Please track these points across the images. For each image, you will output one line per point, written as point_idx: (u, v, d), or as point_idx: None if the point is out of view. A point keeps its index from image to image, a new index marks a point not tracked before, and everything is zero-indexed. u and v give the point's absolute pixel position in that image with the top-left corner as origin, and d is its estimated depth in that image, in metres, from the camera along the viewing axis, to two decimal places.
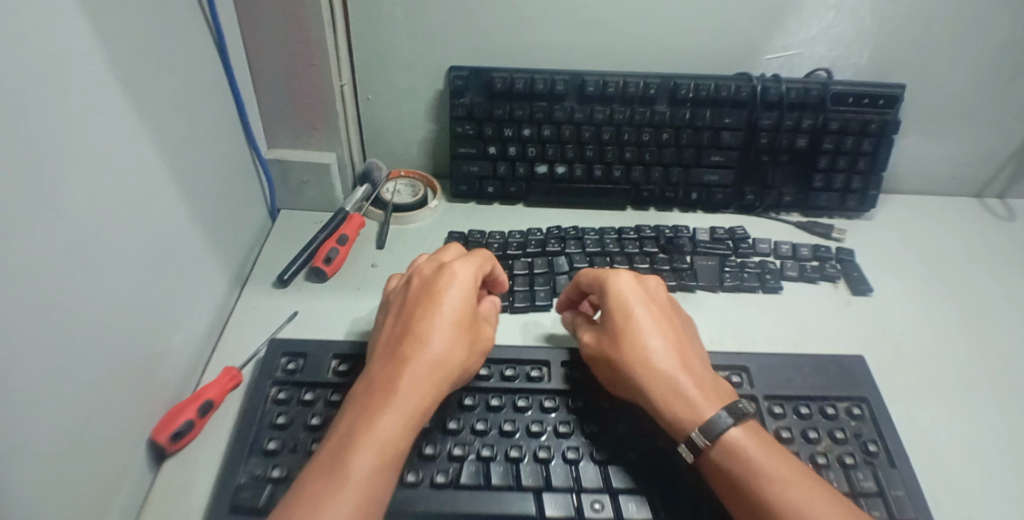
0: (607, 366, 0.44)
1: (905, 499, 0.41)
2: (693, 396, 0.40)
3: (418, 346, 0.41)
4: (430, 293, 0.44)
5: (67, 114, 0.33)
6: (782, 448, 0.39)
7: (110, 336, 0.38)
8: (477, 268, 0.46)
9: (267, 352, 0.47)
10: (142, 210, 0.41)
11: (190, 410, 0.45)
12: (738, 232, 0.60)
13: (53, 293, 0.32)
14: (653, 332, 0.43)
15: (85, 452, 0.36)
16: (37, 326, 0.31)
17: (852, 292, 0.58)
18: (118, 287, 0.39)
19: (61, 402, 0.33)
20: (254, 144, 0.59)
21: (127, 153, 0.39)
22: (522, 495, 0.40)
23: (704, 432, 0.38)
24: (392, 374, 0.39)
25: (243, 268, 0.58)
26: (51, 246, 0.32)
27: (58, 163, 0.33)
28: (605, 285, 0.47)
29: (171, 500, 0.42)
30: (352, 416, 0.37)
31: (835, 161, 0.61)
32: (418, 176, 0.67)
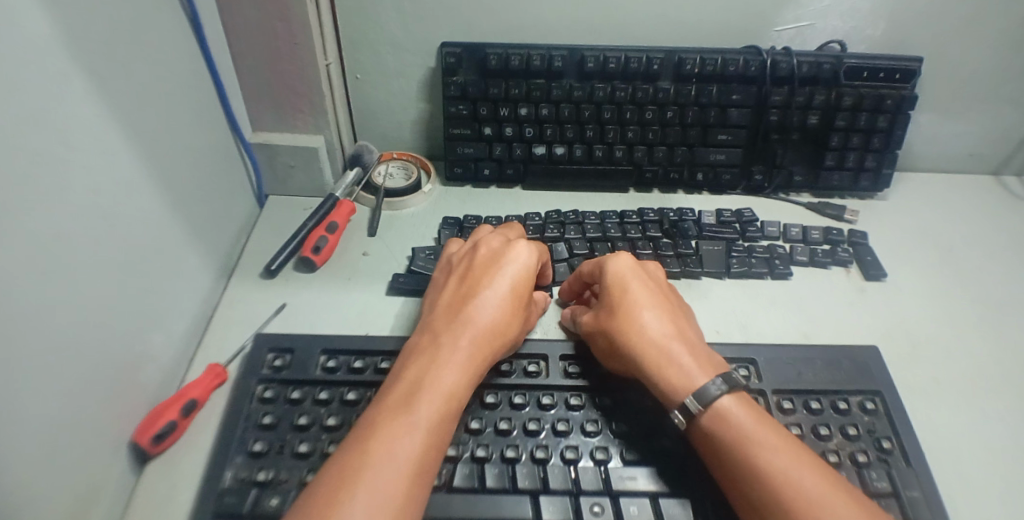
0: (602, 337, 0.44)
1: (921, 500, 0.39)
2: (689, 364, 0.40)
3: (483, 309, 0.42)
4: (495, 261, 0.46)
5: (26, 103, 0.31)
6: (773, 419, 0.39)
7: (82, 342, 0.36)
8: (539, 247, 0.48)
9: (252, 348, 0.46)
10: (113, 203, 0.39)
11: (172, 411, 0.43)
12: (746, 214, 0.57)
13: (26, 296, 0.31)
14: (649, 303, 0.44)
15: (61, 464, 0.34)
16: (7, 337, 0.29)
17: (865, 277, 0.55)
18: (92, 286, 0.37)
19: (36, 411, 0.31)
20: (236, 128, 0.56)
21: (95, 142, 0.37)
22: (518, 500, 0.38)
23: (695, 398, 0.38)
24: (458, 330, 0.41)
25: (229, 259, 0.56)
26: (19, 247, 0.30)
27: (11, 162, 0.29)
28: (601, 263, 0.47)
29: (155, 505, 0.41)
30: (419, 364, 0.39)
31: (848, 140, 0.58)
32: (412, 158, 0.64)
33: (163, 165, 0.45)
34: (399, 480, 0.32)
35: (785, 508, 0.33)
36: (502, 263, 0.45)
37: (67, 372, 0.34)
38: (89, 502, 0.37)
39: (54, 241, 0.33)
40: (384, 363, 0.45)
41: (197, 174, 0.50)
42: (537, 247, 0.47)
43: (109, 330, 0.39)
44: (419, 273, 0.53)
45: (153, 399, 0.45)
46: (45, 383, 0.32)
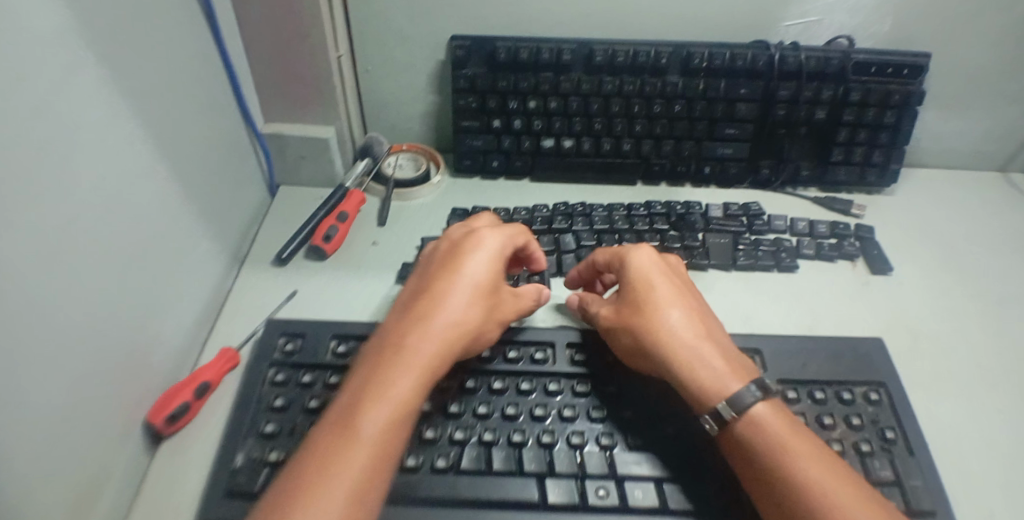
0: (626, 334, 0.43)
1: (922, 489, 0.41)
2: (721, 368, 0.40)
3: (433, 311, 0.40)
4: (455, 255, 0.44)
5: (42, 88, 0.31)
6: (803, 425, 0.39)
7: (87, 327, 0.36)
8: (510, 235, 0.46)
9: (265, 333, 0.48)
10: (126, 190, 0.40)
11: (186, 392, 0.45)
12: (753, 208, 0.57)
13: (42, 278, 0.32)
14: (677, 302, 0.43)
15: (69, 445, 0.35)
16: (24, 316, 0.30)
17: (871, 271, 0.56)
18: (104, 269, 0.38)
19: (51, 387, 0.33)
20: (248, 118, 0.57)
21: (109, 129, 0.38)
22: (525, 483, 0.39)
23: (731, 403, 0.38)
24: (411, 331, 0.39)
25: (241, 247, 0.57)
26: (35, 229, 0.31)
27: (19, 146, 0.30)
28: (624, 258, 0.47)
29: (166, 483, 0.43)
30: (371, 367, 0.38)
31: (856, 135, 0.58)
32: (421, 149, 0.64)
33: (173, 153, 0.46)
34: (337, 504, 0.31)
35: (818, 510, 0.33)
36: (461, 257, 0.43)
37: (73, 356, 0.35)
38: (95, 484, 0.38)
39: (64, 226, 0.34)
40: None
41: (207, 164, 0.51)
42: (502, 237, 0.45)
43: (117, 315, 0.39)
44: None
45: (164, 383, 0.45)
46: (51, 366, 0.33)
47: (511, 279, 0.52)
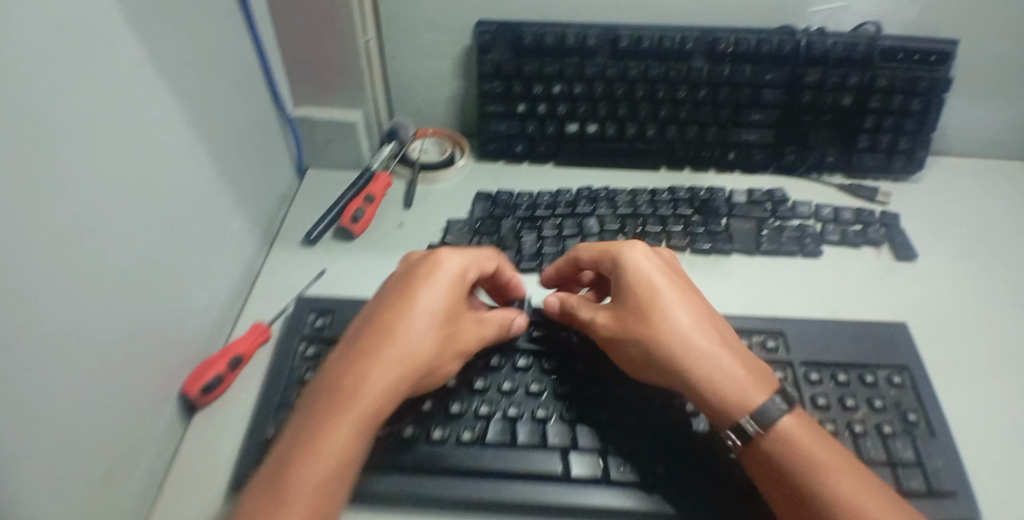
0: (635, 346, 0.40)
1: (945, 470, 0.41)
2: (742, 378, 0.38)
3: (376, 355, 0.38)
4: (407, 286, 0.41)
5: (82, 67, 0.33)
6: (833, 439, 0.37)
7: (124, 300, 0.38)
8: (471, 259, 0.43)
9: (295, 310, 0.50)
10: (162, 169, 0.41)
11: (219, 365, 0.47)
12: (778, 194, 0.57)
13: (83, 251, 0.33)
14: (682, 306, 0.41)
15: (107, 412, 0.36)
16: (65, 287, 0.32)
17: (896, 257, 0.56)
18: (141, 245, 0.39)
19: (89, 358, 0.34)
20: (278, 101, 0.58)
21: (146, 109, 0.39)
22: (550, 456, 0.39)
23: (756, 419, 0.36)
24: (353, 373, 0.37)
25: (271, 227, 0.58)
26: (79, 204, 0.33)
27: (60, 125, 0.31)
28: (618, 258, 0.43)
29: (198, 455, 0.45)
30: (312, 413, 0.36)
31: (882, 121, 0.58)
32: (446, 134, 0.65)
33: (206, 134, 0.47)
34: None
35: None
36: (413, 288, 0.41)
37: (111, 328, 0.36)
38: (132, 452, 0.40)
39: (104, 202, 0.35)
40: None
41: (238, 145, 0.52)
42: (459, 262, 0.42)
43: (152, 290, 0.41)
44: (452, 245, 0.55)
45: (197, 357, 0.47)
46: (91, 338, 0.34)
47: (534, 262, 0.53)
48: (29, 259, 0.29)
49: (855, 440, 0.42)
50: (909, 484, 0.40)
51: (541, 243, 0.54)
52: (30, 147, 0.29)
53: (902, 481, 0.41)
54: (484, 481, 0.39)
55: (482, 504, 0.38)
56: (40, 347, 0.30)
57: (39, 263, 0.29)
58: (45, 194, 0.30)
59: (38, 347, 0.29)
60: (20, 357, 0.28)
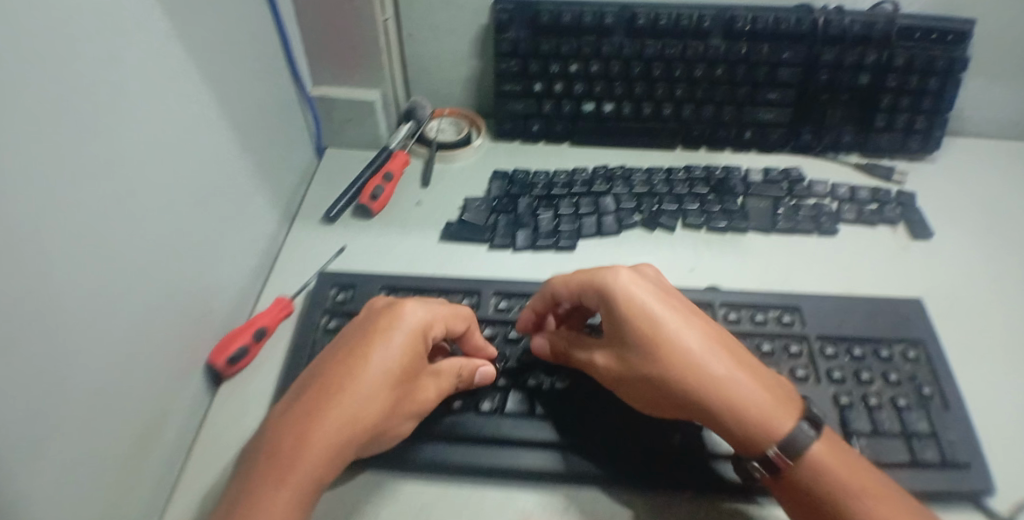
0: (648, 386, 0.39)
1: (959, 443, 0.42)
2: (763, 405, 0.37)
3: (327, 412, 0.36)
4: (364, 339, 0.39)
5: (108, 41, 0.33)
6: (861, 460, 0.37)
7: (149, 272, 0.39)
8: (435, 313, 0.42)
9: (317, 285, 0.51)
10: (186, 145, 0.42)
11: (244, 336, 0.49)
12: (794, 174, 0.58)
13: (110, 222, 0.34)
14: (686, 335, 0.39)
15: (135, 379, 0.38)
16: (94, 256, 0.33)
17: (913, 237, 0.56)
18: (166, 219, 0.40)
19: (118, 326, 0.36)
20: (298, 80, 0.58)
21: (170, 84, 0.40)
22: (562, 426, 0.43)
23: (784, 445, 0.36)
24: (300, 431, 0.35)
25: (291, 205, 0.59)
26: (106, 176, 0.34)
27: (85, 98, 0.32)
28: (609, 293, 0.41)
29: (225, 424, 0.47)
30: (252, 474, 0.34)
31: (899, 101, 0.58)
32: (462, 114, 0.66)
33: (229, 112, 0.48)
34: None
35: None
36: (371, 343, 0.39)
37: (138, 298, 0.38)
38: (160, 420, 0.41)
39: (130, 173, 0.36)
40: (463, 301, 0.50)
41: (260, 123, 0.53)
42: (420, 316, 0.41)
43: (176, 263, 0.42)
44: (470, 224, 0.55)
45: (222, 329, 0.49)
46: (119, 307, 0.36)
47: (551, 239, 0.54)
48: (58, 229, 0.30)
49: (871, 412, 0.43)
50: (923, 455, 0.41)
51: (558, 221, 0.55)
52: (54, 121, 0.29)
53: (916, 452, 0.41)
54: (499, 447, 0.43)
55: (494, 470, 0.42)
56: (72, 312, 0.31)
57: (69, 229, 0.31)
58: (72, 170, 0.31)
59: (66, 310, 0.31)
60: (46, 324, 0.29)
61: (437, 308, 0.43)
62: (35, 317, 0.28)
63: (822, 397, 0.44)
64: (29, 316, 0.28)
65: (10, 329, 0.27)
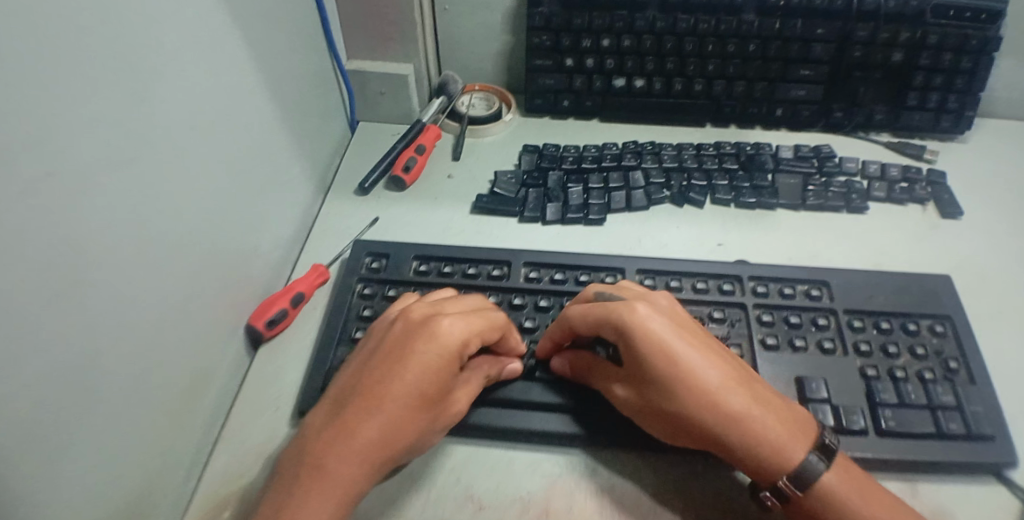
0: (667, 421, 0.39)
1: (984, 415, 0.42)
2: (779, 441, 0.37)
3: (359, 432, 0.35)
4: (399, 355, 0.38)
5: (158, 8, 0.35)
6: (877, 489, 0.37)
7: (195, 234, 0.41)
8: (472, 328, 0.39)
9: (352, 253, 0.52)
10: (231, 112, 0.44)
11: (283, 301, 0.50)
12: (824, 151, 0.58)
13: (158, 182, 0.36)
14: (705, 373, 0.38)
15: (181, 335, 0.40)
16: (142, 215, 0.35)
17: (941, 215, 0.56)
18: (211, 184, 0.42)
19: (166, 281, 0.38)
20: (334, 53, 0.59)
21: (216, 52, 0.41)
22: (590, 396, 0.45)
23: (796, 478, 0.36)
24: (335, 448, 0.35)
25: (325, 177, 0.61)
26: (154, 138, 0.36)
27: (136, 61, 0.33)
28: (628, 331, 0.39)
29: (264, 382, 0.48)
30: (287, 485, 0.34)
31: (931, 79, 0.57)
32: (492, 90, 0.67)
33: (270, 82, 0.49)
34: None
35: None
36: (407, 361, 0.37)
37: (185, 258, 0.40)
38: (206, 376, 0.43)
39: (176, 136, 0.38)
40: (494, 271, 0.51)
41: (298, 94, 0.54)
42: (461, 333, 0.39)
43: (219, 225, 0.44)
44: (501, 195, 0.56)
45: (262, 293, 0.51)
46: (166, 264, 0.38)
47: (581, 213, 0.55)
48: (111, 185, 0.32)
49: (897, 384, 0.44)
50: (949, 426, 0.42)
51: (587, 194, 0.56)
52: (105, 82, 0.31)
53: (941, 424, 0.42)
54: (518, 410, 0.45)
55: (513, 432, 0.44)
56: (122, 263, 0.33)
57: (115, 184, 0.32)
58: (123, 131, 0.33)
59: (114, 260, 0.33)
60: (100, 274, 0.31)
61: (475, 321, 0.40)
62: (88, 264, 0.30)
63: (848, 369, 0.45)
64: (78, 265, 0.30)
65: (62, 276, 0.29)
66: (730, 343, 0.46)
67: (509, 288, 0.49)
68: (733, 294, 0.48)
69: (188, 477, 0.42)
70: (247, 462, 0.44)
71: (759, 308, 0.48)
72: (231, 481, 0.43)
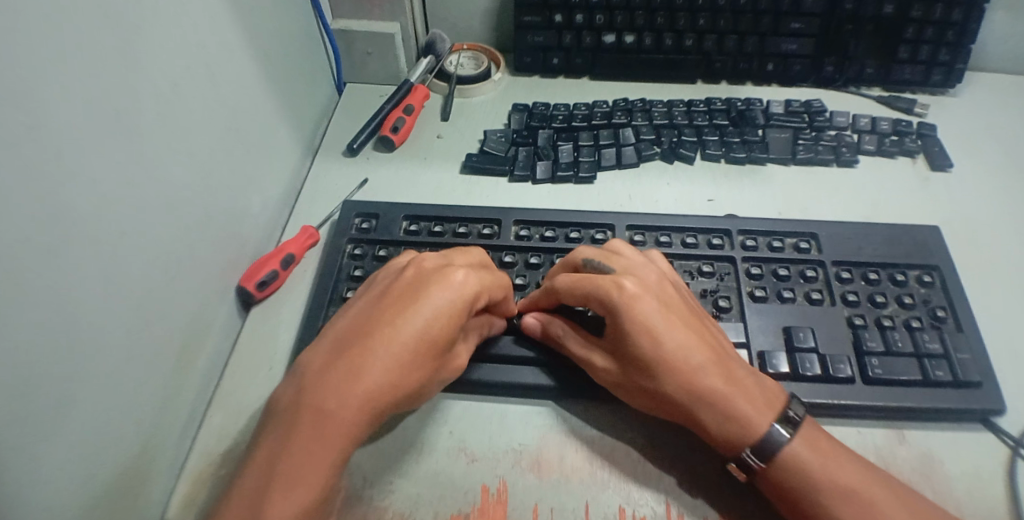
0: (643, 392, 0.40)
1: (971, 362, 0.43)
2: (747, 414, 0.37)
3: (358, 384, 0.35)
4: (409, 302, 0.37)
5: None
6: (833, 450, 0.38)
7: (185, 193, 0.40)
8: (483, 283, 0.39)
9: (341, 213, 0.52)
10: (216, 70, 0.43)
11: (273, 263, 0.50)
12: (815, 105, 0.58)
13: (145, 141, 0.36)
14: (687, 348, 0.38)
15: (174, 294, 0.40)
16: (130, 172, 0.35)
17: (930, 167, 0.56)
18: (200, 143, 0.42)
19: (158, 239, 0.38)
20: (319, 13, 0.58)
21: (199, 6, 0.40)
22: None
23: (759, 450, 0.37)
24: (339, 389, 0.35)
25: (313, 140, 0.60)
26: (140, 94, 0.35)
27: (117, 14, 0.33)
28: (612, 306, 0.39)
29: (257, 343, 0.49)
30: (288, 428, 0.34)
31: (923, 31, 0.57)
32: (481, 49, 0.66)
33: (256, 40, 0.48)
34: None
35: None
36: (417, 307, 0.37)
37: (175, 218, 0.39)
38: (200, 336, 0.44)
39: (163, 91, 0.37)
40: (484, 229, 0.51)
41: (284, 53, 0.53)
42: (473, 283, 0.38)
43: (210, 182, 0.43)
44: (490, 154, 0.56)
45: (252, 255, 0.51)
46: (157, 224, 0.37)
47: (571, 171, 0.55)
48: (97, 137, 0.32)
49: (884, 332, 0.44)
50: (935, 374, 0.42)
51: (577, 152, 0.55)
52: (86, 34, 0.31)
53: (928, 371, 0.42)
54: (508, 364, 0.45)
55: (504, 386, 0.44)
56: (111, 216, 0.33)
57: (101, 136, 0.32)
58: (105, 86, 0.32)
59: (104, 212, 0.33)
60: (91, 226, 0.32)
61: (490, 278, 0.40)
62: (77, 216, 0.31)
63: (835, 318, 0.45)
64: (68, 215, 0.30)
65: (51, 227, 0.29)
66: (719, 295, 0.46)
67: (500, 247, 0.49)
68: (723, 248, 0.49)
69: (186, 432, 0.43)
70: (243, 418, 0.44)
71: (748, 261, 0.48)
72: (228, 437, 0.44)
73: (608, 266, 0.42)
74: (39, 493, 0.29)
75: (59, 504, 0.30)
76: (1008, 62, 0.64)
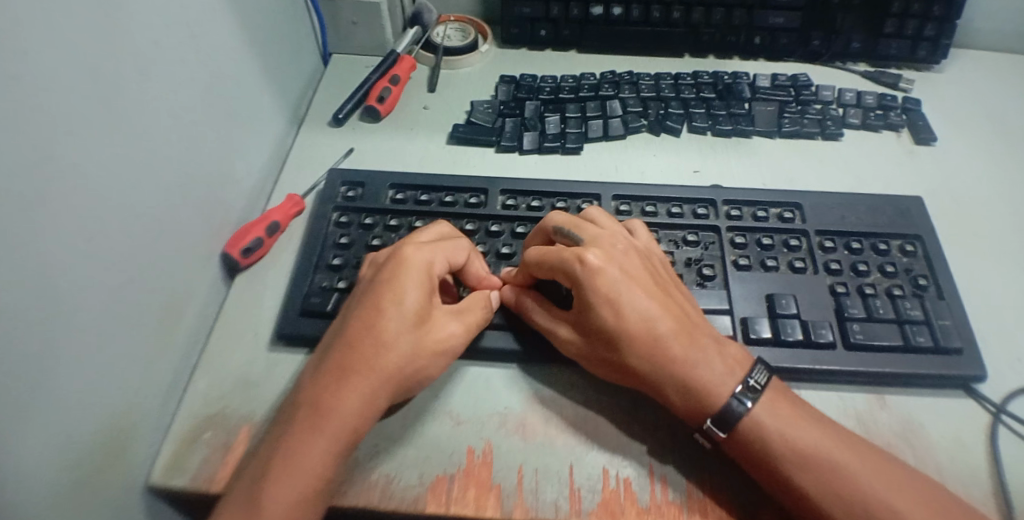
0: (612, 365, 0.40)
1: (952, 327, 0.43)
2: (716, 379, 0.37)
3: (336, 376, 0.36)
4: (369, 293, 0.39)
5: None
6: (788, 401, 0.38)
7: (165, 157, 0.39)
8: (433, 260, 0.40)
9: (327, 181, 0.51)
10: (198, 32, 0.42)
11: (257, 230, 0.50)
12: (801, 78, 0.58)
13: (124, 100, 0.35)
14: (651, 312, 0.39)
15: (155, 260, 0.39)
16: (114, 127, 0.34)
17: (915, 141, 0.57)
18: (180, 107, 0.41)
19: (139, 203, 0.37)
20: None
21: None
22: None
23: (720, 421, 0.37)
24: (318, 389, 0.35)
25: (298, 109, 0.60)
26: (119, 51, 0.34)
27: None
28: (570, 272, 0.40)
29: (242, 311, 0.48)
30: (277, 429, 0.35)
31: (910, 6, 0.57)
32: (469, 21, 0.66)
33: (238, 5, 0.47)
34: None
35: (784, 462, 0.36)
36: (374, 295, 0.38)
37: (156, 181, 0.39)
38: (183, 304, 0.43)
39: (142, 51, 0.36)
40: (471, 199, 0.50)
41: (266, 19, 0.52)
42: (421, 263, 0.39)
43: (192, 146, 0.43)
44: (478, 124, 0.56)
45: (236, 222, 0.50)
46: (137, 186, 0.37)
47: (558, 142, 0.55)
48: (70, 89, 0.31)
49: (866, 299, 0.44)
50: (916, 339, 0.42)
51: (565, 124, 0.55)
52: None
53: (909, 337, 0.43)
54: (491, 330, 0.45)
55: (488, 354, 0.44)
56: (93, 171, 0.32)
57: (80, 89, 0.31)
58: (85, 39, 0.31)
59: (85, 168, 0.32)
60: (68, 184, 0.31)
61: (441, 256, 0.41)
62: (58, 174, 0.30)
63: (818, 286, 0.45)
64: (41, 170, 0.29)
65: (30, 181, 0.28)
66: (704, 264, 0.46)
67: (486, 216, 0.49)
68: (708, 218, 0.49)
69: (169, 398, 0.42)
70: (228, 384, 0.44)
71: (732, 231, 0.48)
72: (212, 404, 0.43)
73: (576, 234, 0.42)
74: (18, 452, 0.28)
75: (38, 463, 0.30)
76: (992, 39, 0.64)
